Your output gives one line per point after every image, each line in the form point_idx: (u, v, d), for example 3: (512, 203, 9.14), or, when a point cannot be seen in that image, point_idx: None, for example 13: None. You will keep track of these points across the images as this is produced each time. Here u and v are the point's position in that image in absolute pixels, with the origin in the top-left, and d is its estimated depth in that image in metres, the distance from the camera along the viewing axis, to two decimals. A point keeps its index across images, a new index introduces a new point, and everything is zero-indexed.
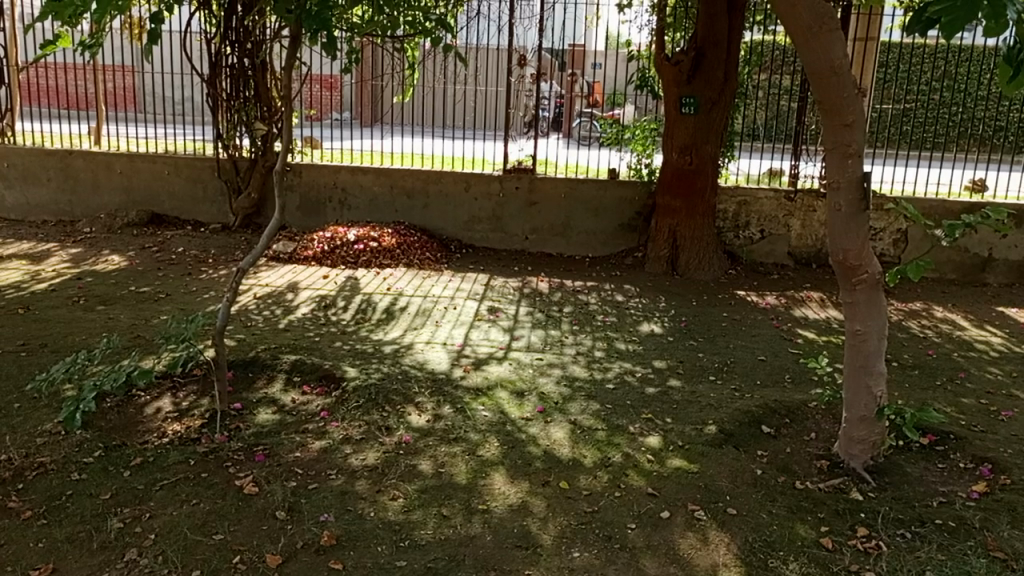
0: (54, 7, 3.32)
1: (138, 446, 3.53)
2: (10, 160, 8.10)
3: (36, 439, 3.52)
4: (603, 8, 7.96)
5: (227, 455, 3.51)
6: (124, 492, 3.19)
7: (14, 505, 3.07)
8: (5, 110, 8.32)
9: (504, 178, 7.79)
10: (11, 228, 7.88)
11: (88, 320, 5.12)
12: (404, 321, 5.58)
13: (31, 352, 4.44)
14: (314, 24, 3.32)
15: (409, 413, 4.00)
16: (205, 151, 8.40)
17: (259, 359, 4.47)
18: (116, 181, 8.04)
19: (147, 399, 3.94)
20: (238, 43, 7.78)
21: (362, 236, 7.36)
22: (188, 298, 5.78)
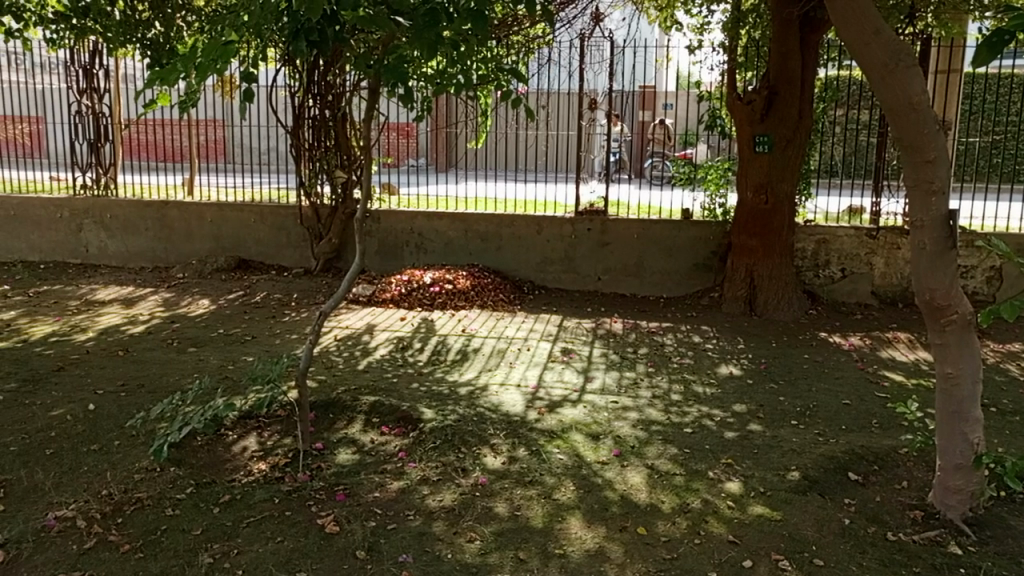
0: (156, 74, 3.56)
1: (226, 484, 3.67)
2: (112, 212, 8.61)
3: (134, 475, 3.69)
4: (673, 49, 8.00)
5: (309, 494, 3.60)
6: (213, 528, 3.31)
7: (114, 539, 3.20)
8: (109, 164, 8.85)
9: (576, 220, 7.85)
10: (112, 274, 8.37)
11: (181, 361, 5.39)
12: (478, 362, 5.65)
13: (130, 392, 4.70)
14: (392, 77, 3.47)
15: (485, 455, 4.04)
16: (289, 198, 8.77)
17: (340, 400, 4.60)
18: (207, 229, 8.48)
19: (234, 438, 4.10)
20: (319, 96, 8.20)
21: (438, 279, 7.52)
22: (272, 341, 6.00)
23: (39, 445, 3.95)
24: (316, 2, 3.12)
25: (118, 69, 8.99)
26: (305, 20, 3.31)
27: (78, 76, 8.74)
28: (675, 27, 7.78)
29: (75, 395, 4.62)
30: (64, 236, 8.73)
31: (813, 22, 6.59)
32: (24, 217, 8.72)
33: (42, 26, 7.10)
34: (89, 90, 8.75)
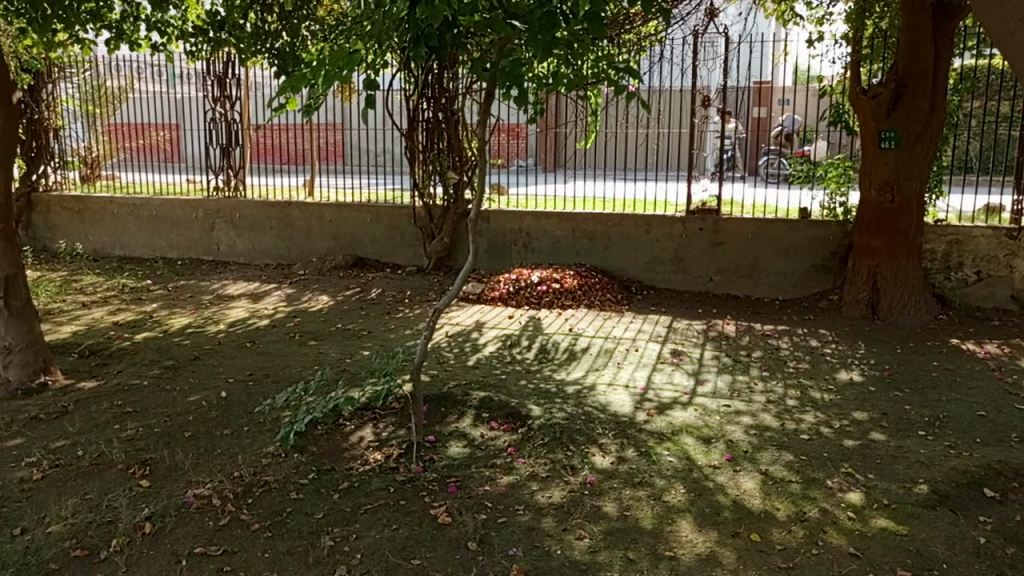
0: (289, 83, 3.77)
1: (345, 471, 3.84)
2: (241, 212, 9.16)
3: (262, 459, 3.92)
4: (792, 43, 7.72)
5: (423, 485, 3.72)
6: (334, 512, 3.48)
7: (245, 517, 3.41)
8: (239, 167, 9.41)
9: (687, 219, 7.70)
10: (240, 271, 8.90)
11: (303, 353, 5.68)
12: (586, 361, 5.65)
13: (258, 381, 4.99)
14: (506, 80, 3.57)
15: (593, 454, 4.04)
16: (403, 198, 9.05)
17: (451, 395, 4.71)
18: (326, 228, 8.88)
19: (352, 428, 4.28)
20: (433, 98, 8.44)
21: (545, 278, 7.56)
22: (386, 336, 6.23)
23: (178, 427, 4.26)
24: (439, 9, 3.25)
25: (247, 77, 9.56)
26: (425, 26, 3.46)
27: (213, 85, 9.35)
28: (795, 20, 7.50)
29: (209, 382, 4.96)
30: (198, 234, 9.35)
31: (948, 9, 6.20)
32: (163, 217, 9.41)
33: (183, 39, 7.63)
34: (222, 98, 9.35)
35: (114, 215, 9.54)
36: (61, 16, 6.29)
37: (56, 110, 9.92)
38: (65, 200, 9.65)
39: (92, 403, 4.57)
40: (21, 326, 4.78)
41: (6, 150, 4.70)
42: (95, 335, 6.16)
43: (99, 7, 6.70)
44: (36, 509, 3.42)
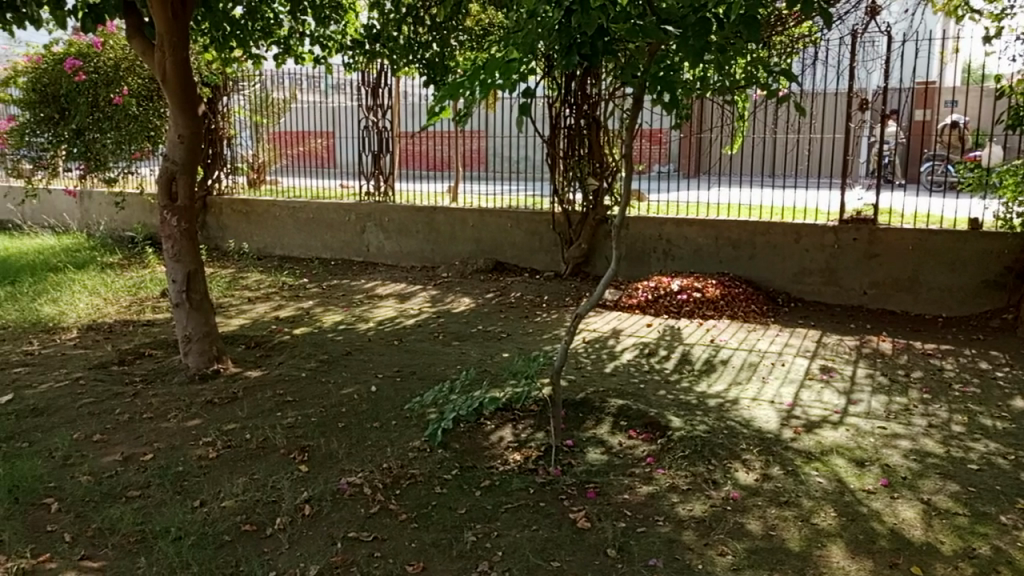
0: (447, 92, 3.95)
1: (486, 470, 3.94)
2: (390, 216, 9.61)
3: (408, 453, 4.09)
4: (965, 40, 7.15)
5: (562, 488, 3.76)
6: (476, 509, 3.58)
7: (394, 507, 3.58)
8: (388, 173, 9.89)
9: (839, 229, 7.32)
10: (388, 272, 9.33)
11: (446, 353, 5.88)
12: (728, 374, 5.49)
13: (405, 378, 5.22)
14: (658, 85, 3.67)
15: (736, 469, 3.93)
16: (543, 204, 9.17)
17: (589, 401, 4.72)
18: (469, 233, 9.14)
19: (492, 428, 4.38)
20: (576, 105, 8.49)
21: (686, 286, 7.42)
22: (525, 339, 6.33)
23: (333, 418, 4.53)
24: (592, 18, 3.29)
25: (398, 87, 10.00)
26: (578, 35, 3.56)
27: (366, 95, 9.86)
28: (969, 15, 6.94)
29: (361, 377, 5.25)
30: (350, 237, 9.89)
31: None
32: (319, 220, 10.03)
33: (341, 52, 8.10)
34: (375, 107, 9.83)
35: (276, 218, 10.28)
36: (237, 35, 6.98)
37: (230, 121, 10.84)
38: (235, 203, 10.53)
39: (258, 390, 4.95)
40: (201, 318, 5.25)
41: (191, 158, 5.17)
42: (260, 328, 6.67)
43: (270, 24, 7.24)
44: (212, 485, 3.75)
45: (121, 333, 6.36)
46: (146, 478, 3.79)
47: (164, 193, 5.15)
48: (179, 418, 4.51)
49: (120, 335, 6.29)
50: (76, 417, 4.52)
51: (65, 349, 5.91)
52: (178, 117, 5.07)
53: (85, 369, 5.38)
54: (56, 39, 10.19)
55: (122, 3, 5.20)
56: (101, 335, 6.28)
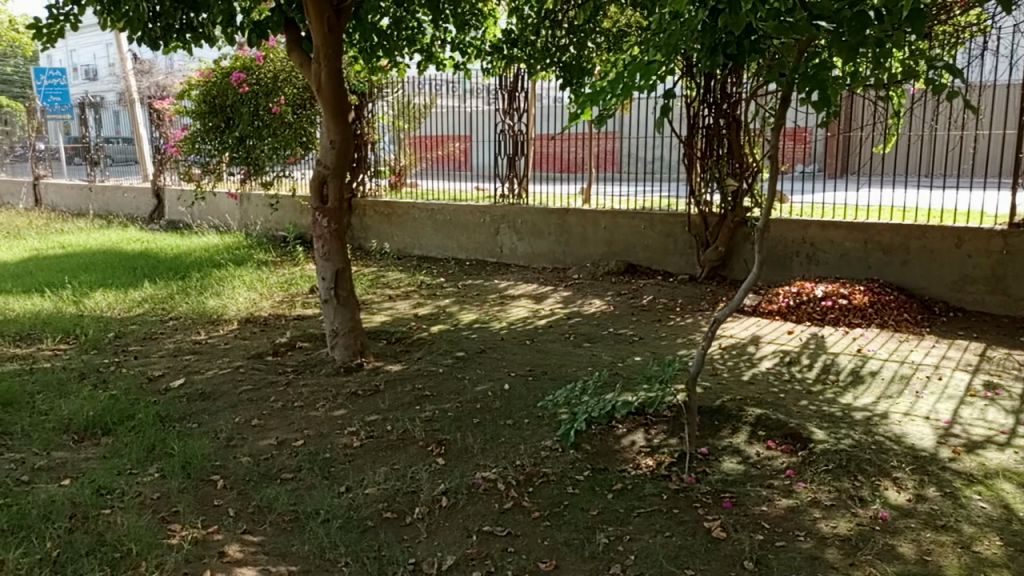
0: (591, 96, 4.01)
1: (618, 473, 3.92)
2: (523, 218, 9.74)
3: (541, 452, 4.14)
4: None
5: (696, 496, 3.68)
6: (608, 511, 3.58)
7: (527, 504, 3.64)
8: (522, 176, 10.03)
9: (1009, 233, 6.71)
10: (520, 273, 9.47)
11: (577, 354, 5.90)
12: (878, 387, 5.17)
13: (537, 377, 5.29)
14: (808, 84, 3.50)
15: (886, 488, 3.70)
16: (678, 205, 9.00)
17: (725, 409, 4.58)
18: (601, 235, 9.12)
19: (624, 431, 4.35)
20: (715, 104, 8.28)
21: (831, 292, 7.06)
22: (658, 343, 6.23)
23: (468, 413, 4.66)
24: (742, 16, 3.19)
25: (534, 90, 10.13)
26: (723, 34, 3.49)
27: (503, 98, 10.08)
28: None
29: (494, 375, 5.36)
30: (485, 238, 10.12)
31: None
32: (456, 222, 10.33)
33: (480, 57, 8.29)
34: (511, 110, 10.03)
35: (415, 219, 10.69)
36: (383, 45, 7.28)
37: (373, 126, 11.30)
38: (378, 205, 11.03)
39: (398, 384, 5.18)
40: (346, 314, 5.55)
41: (341, 162, 5.47)
42: (399, 325, 6.96)
43: (414, 33, 7.53)
44: (356, 472, 3.96)
45: (275, 326, 6.83)
46: (298, 462, 4.06)
47: (316, 195, 5.49)
48: (326, 408, 4.79)
49: (275, 328, 6.76)
50: (237, 402, 4.91)
51: (228, 339, 6.42)
52: (330, 124, 5.38)
53: (245, 358, 5.83)
54: (223, 54, 11.07)
55: (283, 19, 5.59)
56: (257, 328, 6.76)
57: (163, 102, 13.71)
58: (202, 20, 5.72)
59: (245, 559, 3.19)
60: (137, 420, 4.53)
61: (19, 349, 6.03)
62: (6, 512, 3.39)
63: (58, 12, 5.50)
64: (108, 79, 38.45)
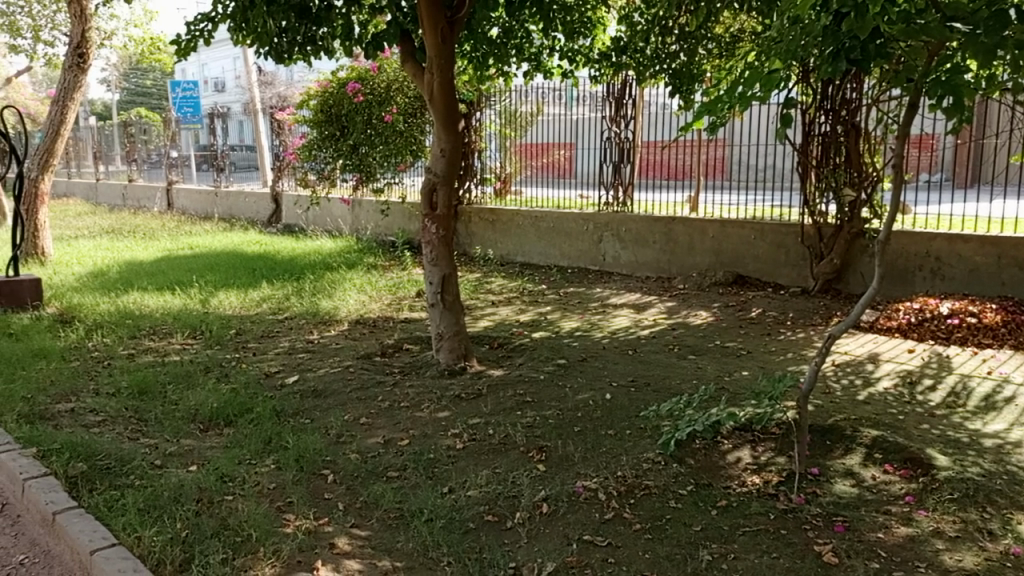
0: (706, 107, 3.96)
1: (723, 489, 3.82)
2: (628, 226, 9.65)
3: (642, 464, 4.08)
4: None
5: (806, 518, 3.54)
6: (712, 528, 3.49)
7: (627, 516, 3.60)
8: (628, 183, 9.95)
9: None
10: (624, 282, 9.39)
11: (681, 366, 5.79)
12: (1011, 413, 4.81)
13: (639, 388, 5.22)
14: (940, 90, 3.35)
15: (1018, 522, 3.44)
16: (791, 215, 8.69)
17: (838, 428, 4.38)
18: (708, 244, 8.93)
19: (729, 446, 4.23)
20: (832, 111, 7.95)
21: (957, 310, 6.67)
22: (767, 358, 6.04)
23: (569, 421, 4.66)
24: (868, 20, 3.02)
25: (642, 97, 10.03)
26: (846, 39, 3.38)
27: (610, 105, 10.03)
28: None
29: (596, 384, 5.33)
30: (588, 245, 10.09)
31: None
32: (559, 229, 10.36)
33: (589, 65, 8.29)
34: (618, 117, 9.97)
35: (519, 226, 10.79)
36: (493, 54, 7.42)
37: (480, 134, 11.48)
38: (483, 212, 11.21)
39: (500, 389, 5.24)
40: (451, 318, 5.66)
41: (451, 169, 5.60)
42: (502, 330, 7.04)
43: (523, 41, 7.63)
44: (459, 474, 4.03)
45: (383, 328, 7.05)
46: (403, 461, 4.18)
47: (426, 202, 5.63)
48: (431, 409, 4.91)
49: (383, 330, 6.98)
50: (347, 400, 5.10)
51: (339, 339, 6.69)
52: (441, 134, 5.52)
53: (355, 358, 6.05)
54: (341, 65, 11.55)
55: (399, 32, 5.78)
56: (367, 329, 7.01)
57: (285, 112, 14.45)
58: (321, 34, 5.98)
59: (353, 552, 3.31)
60: (255, 413, 4.78)
61: (152, 342, 6.49)
62: (142, 492, 3.66)
63: (193, 29, 5.91)
64: (234, 90, 40.87)
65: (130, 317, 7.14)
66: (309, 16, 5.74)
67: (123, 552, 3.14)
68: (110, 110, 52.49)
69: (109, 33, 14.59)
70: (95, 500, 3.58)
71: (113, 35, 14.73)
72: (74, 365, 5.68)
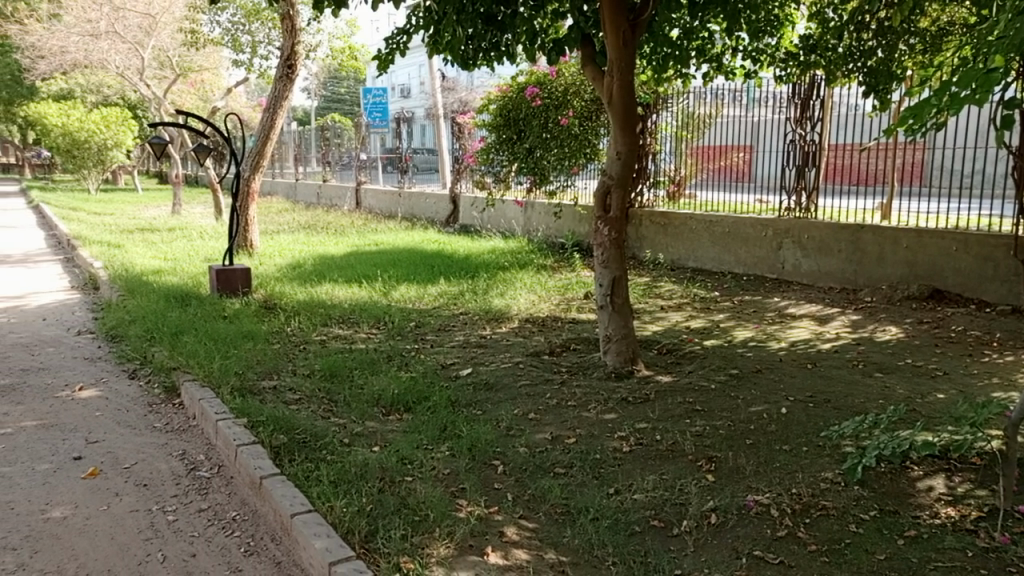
0: (911, 110, 3.66)
1: (911, 519, 3.54)
2: (810, 233, 9.15)
3: (820, 483, 3.88)
4: None
5: (1011, 559, 3.20)
6: (898, 559, 3.25)
7: (802, 536, 3.44)
8: (812, 188, 9.42)
9: None
10: (804, 292, 8.92)
11: (866, 384, 5.42)
12: None
13: (818, 404, 4.96)
14: None
15: None
16: (1001, 224, 7.87)
17: None
18: (901, 255, 8.28)
19: (920, 474, 3.91)
20: None
21: None
22: (967, 380, 5.50)
23: (741, 433, 4.50)
24: None
25: (831, 97, 9.46)
26: None
27: (795, 107, 9.55)
28: None
29: (771, 397, 5.12)
30: (766, 252, 9.67)
31: None
32: (735, 234, 10.01)
33: (773, 64, 7.92)
34: (803, 119, 9.47)
35: (692, 230, 10.55)
36: (675, 55, 7.34)
37: (656, 136, 11.34)
38: (655, 215, 11.07)
39: (669, 395, 5.17)
40: (621, 321, 5.65)
41: (626, 173, 5.59)
42: (671, 336, 6.94)
43: (705, 43, 7.47)
44: (626, 476, 4.03)
45: (552, 327, 7.17)
46: (570, 459, 4.24)
47: (599, 205, 5.67)
48: (598, 410, 4.94)
49: (552, 329, 7.10)
50: (517, 395, 5.25)
51: (510, 336, 6.89)
52: (618, 135, 5.53)
53: (525, 355, 6.21)
54: (520, 70, 11.85)
55: (579, 36, 5.82)
56: (536, 327, 7.16)
57: (465, 116, 15.07)
58: (506, 40, 6.17)
59: (521, 542, 3.42)
60: (432, 401, 5.05)
61: (341, 330, 7.03)
62: (333, 467, 3.98)
63: (391, 41, 6.34)
64: (418, 96, 43.21)
65: (323, 307, 7.77)
66: (494, 23, 5.91)
67: (318, 518, 3.44)
68: (310, 116, 57.66)
69: (314, 45, 15.92)
70: (295, 469, 3.95)
71: (317, 47, 16.05)
72: (276, 347, 6.27)
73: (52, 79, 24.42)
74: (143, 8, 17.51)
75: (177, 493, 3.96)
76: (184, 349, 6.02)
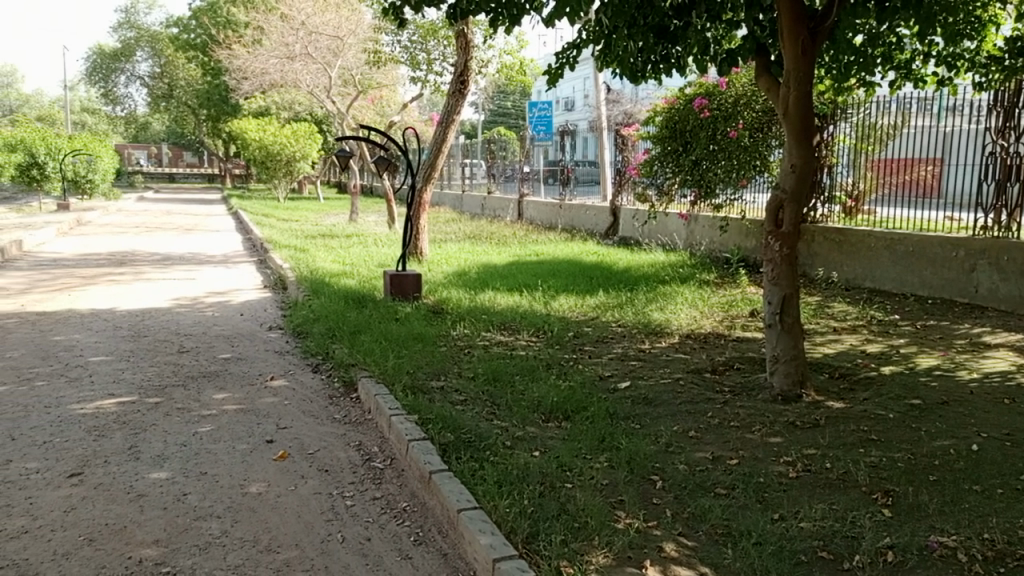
0: None
1: None
2: (1011, 255, 8.24)
3: (1018, 531, 3.51)
4: None
5: None
6: None
7: None
8: (1015, 205, 8.50)
9: None
10: (1001, 318, 8.10)
11: None
12: None
13: (1017, 444, 4.49)
14: None
15: None
16: None
17: None
18: None
19: None
20: None
21: None
22: None
23: (924, 469, 4.17)
24: None
25: None
26: None
27: (997, 116, 8.67)
28: None
29: (960, 431, 4.70)
30: (956, 274, 8.87)
31: None
32: (920, 254, 9.27)
33: (972, 71, 7.30)
34: (1006, 129, 8.55)
35: (871, 248, 9.89)
36: (858, 63, 6.93)
37: (833, 148, 10.73)
38: (830, 231, 10.49)
39: (841, 422, 4.88)
40: (790, 341, 5.41)
41: (801, 186, 5.34)
42: (845, 360, 6.54)
43: (892, 49, 7.00)
44: (792, 503, 3.86)
45: (714, 344, 6.98)
46: (733, 480, 4.12)
47: (771, 219, 5.44)
48: (763, 432, 4.76)
49: (714, 346, 6.92)
50: (676, 412, 5.17)
51: (670, 351, 6.79)
52: (793, 148, 5.29)
53: (686, 371, 6.10)
54: (688, 81, 11.66)
55: (755, 46, 5.67)
56: (697, 344, 7.00)
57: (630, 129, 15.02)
58: (677, 51, 6.13)
59: (681, 559, 3.37)
60: (590, 412, 5.09)
61: (503, 337, 7.24)
62: (496, 468, 4.12)
63: (562, 56, 6.47)
64: (582, 111, 43.59)
65: (487, 313, 8.04)
66: (666, 35, 5.90)
67: (482, 515, 3.57)
68: (476, 131, 59.88)
69: (485, 61, 16.53)
70: (461, 467, 4.12)
71: (487, 62, 16.65)
72: (442, 349, 6.57)
73: (253, 97, 27.04)
74: (332, 31, 18.98)
75: (354, 480, 4.26)
76: (361, 348, 6.45)
